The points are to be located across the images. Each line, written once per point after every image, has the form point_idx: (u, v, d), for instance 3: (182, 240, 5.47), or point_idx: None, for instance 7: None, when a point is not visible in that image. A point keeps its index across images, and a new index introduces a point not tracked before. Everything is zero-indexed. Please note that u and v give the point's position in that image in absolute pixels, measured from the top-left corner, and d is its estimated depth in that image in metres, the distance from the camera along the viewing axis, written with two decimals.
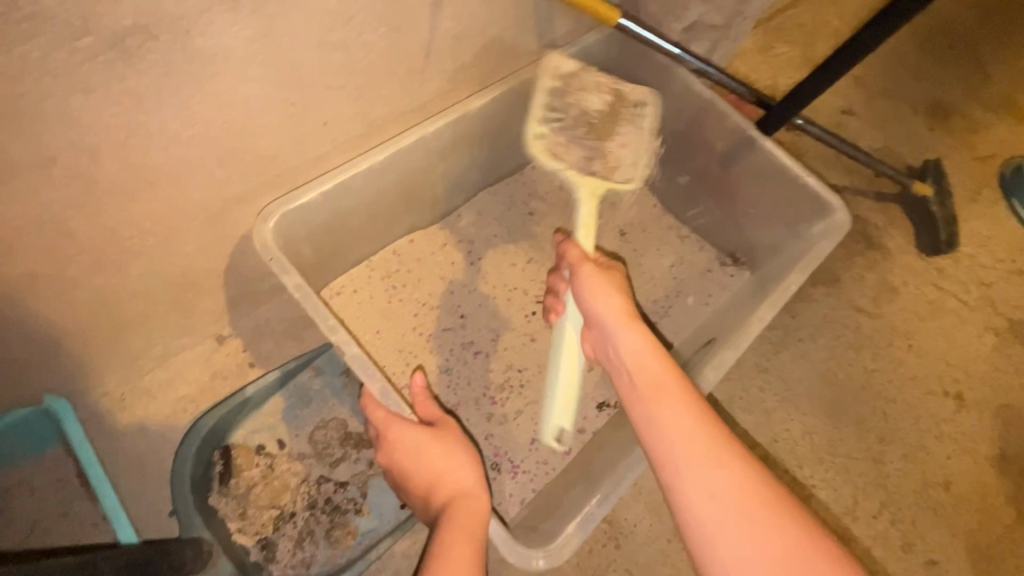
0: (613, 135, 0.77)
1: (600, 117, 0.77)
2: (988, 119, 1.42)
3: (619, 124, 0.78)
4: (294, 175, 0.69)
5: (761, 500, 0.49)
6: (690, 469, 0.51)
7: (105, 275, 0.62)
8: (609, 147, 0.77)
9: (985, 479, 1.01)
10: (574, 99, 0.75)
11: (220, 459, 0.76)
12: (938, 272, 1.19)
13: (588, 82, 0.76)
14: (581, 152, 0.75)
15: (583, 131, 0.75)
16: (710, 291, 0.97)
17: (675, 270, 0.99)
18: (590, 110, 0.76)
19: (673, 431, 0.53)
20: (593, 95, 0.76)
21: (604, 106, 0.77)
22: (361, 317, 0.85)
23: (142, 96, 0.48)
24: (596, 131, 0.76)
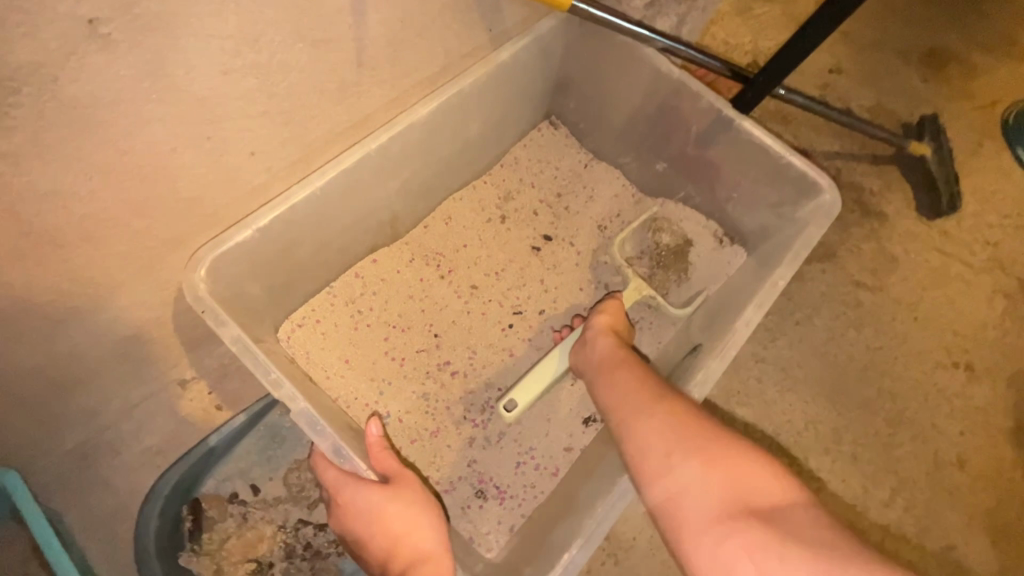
0: (675, 262, 0.90)
1: (670, 253, 0.91)
2: (986, 63, 1.33)
3: (683, 258, 0.90)
4: (229, 211, 0.64)
5: (693, 423, 0.55)
6: (635, 408, 0.59)
7: (31, 342, 0.57)
8: (666, 280, 0.90)
9: (1001, 453, 0.96)
10: (644, 228, 0.93)
11: (189, 514, 0.80)
12: (941, 235, 1.12)
13: (674, 225, 0.92)
14: (640, 270, 0.90)
15: (649, 257, 0.91)
16: (700, 280, 0.89)
17: (662, 260, 0.90)
18: (662, 246, 0.91)
19: (625, 388, 0.62)
20: (665, 235, 0.92)
21: (675, 242, 0.91)
22: (327, 349, 0.80)
23: (19, 156, 0.42)
24: (666, 264, 0.90)
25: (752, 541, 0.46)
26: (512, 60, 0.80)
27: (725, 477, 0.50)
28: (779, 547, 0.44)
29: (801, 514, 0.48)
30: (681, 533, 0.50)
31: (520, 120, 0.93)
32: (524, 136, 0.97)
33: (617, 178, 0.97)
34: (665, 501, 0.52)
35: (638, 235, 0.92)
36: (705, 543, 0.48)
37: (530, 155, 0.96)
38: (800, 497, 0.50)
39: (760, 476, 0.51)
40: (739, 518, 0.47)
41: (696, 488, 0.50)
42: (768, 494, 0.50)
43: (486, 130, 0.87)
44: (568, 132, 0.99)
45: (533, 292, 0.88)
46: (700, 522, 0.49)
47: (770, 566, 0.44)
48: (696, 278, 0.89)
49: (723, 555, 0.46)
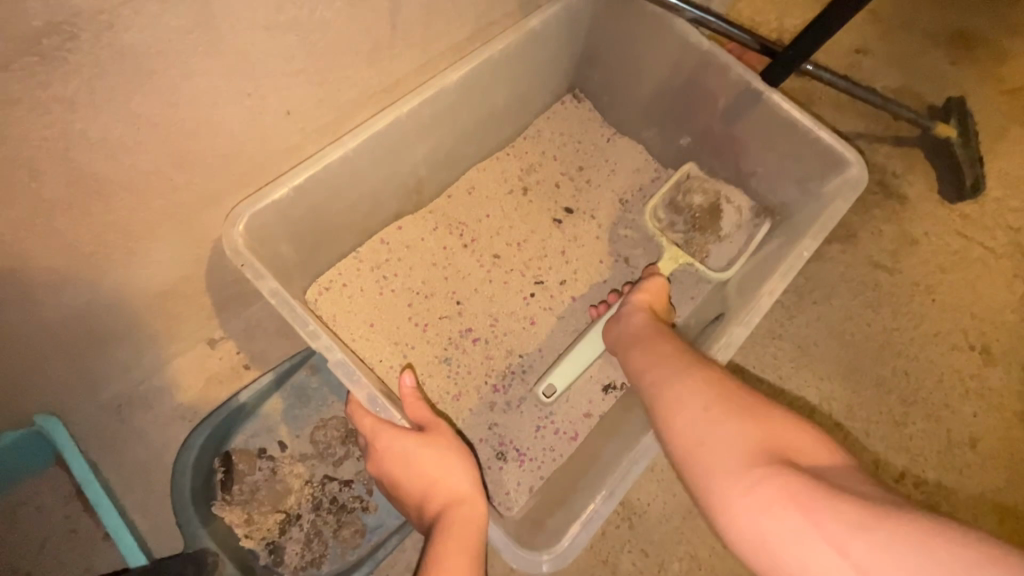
0: (710, 225, 0.90)
1: (705, 214, 0.91)
2: (1018, 46, 1.30)
3: (717, 220, 0.90)
4: (263, 171, 0.65)
5: (731, 386, 0.54)
6: (671, 369, 0.57)
7: (76, 290, 0.59)
8: (704, 242, 0.89)
9: (1014, 434, 0.97)
10: (676, 191, 0.92)
11: (221, 467, 0.75)
12: (963, 219, 1.11)
13: (704, 187, 0.92)
14: (677, 233, 0.90)
15: (684, 221, 0.90)
16: (734, 243, 0.89)
17: (698, 223, 0.90)
18: (696, 209, 0.91)
19: (662, 355, 0.61)
20: (697, 198, 0.91)
21: (707, 205, 0.91)
22: (353, 312, 0.82)
23: (74, 102, 0.44)
24: (701, 226, 0.90)
25: (789, 486, 0.43)
26: (541, 28, 0.80)
27: (765, 435, 0.49)
28: (822, 491, 0.42)
29: (842, 479, 0.46)
30: (715, 482, 0.47)
31: (545, 91, 0.93)
32: (548, 108, 0.97)
33: (640, 152, 0.97)
34: (696, 451, 0.50)
35: (671, 199, 0.91)
36: (738, 488, 0.45)
37: (553, 127, 0.97)
38: (840, 466, 0.48)
39: (799, 437, 0.50)
40: (779, 467, 0.45)
41: (734, 437, 0.49)
42: (809, 457, 0.48)
43: (512, 99, 0.88)
44: (591, 106, 0.99)
45: (554, 263, 0.89)
46: (736, 468, 0.47)
47: (812, 503, 0.41)
48: (731, 241, 0.89)
49: (761, 498, 0.44)
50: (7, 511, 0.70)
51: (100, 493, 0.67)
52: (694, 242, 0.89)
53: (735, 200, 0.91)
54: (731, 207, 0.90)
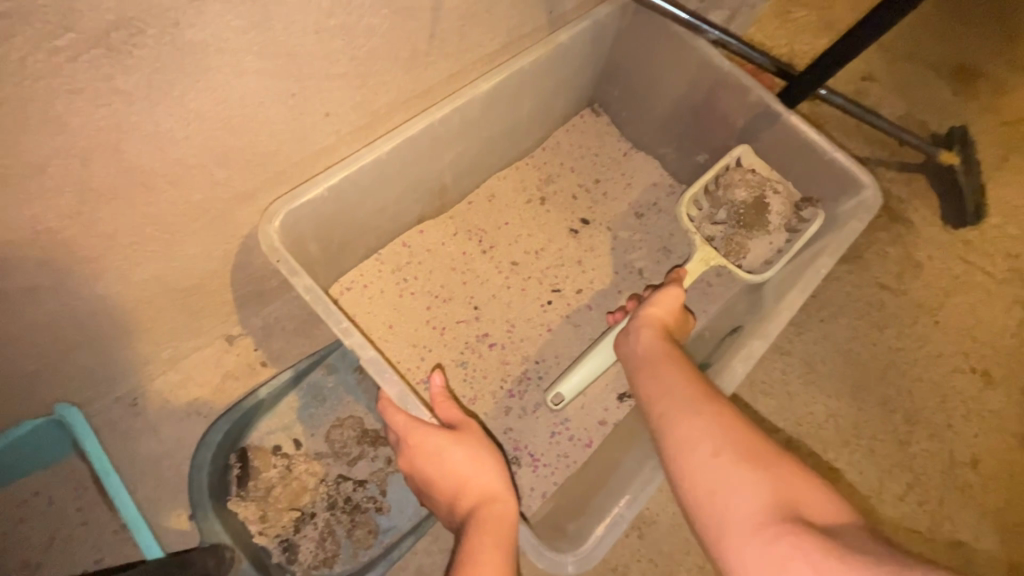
0: (754, 221, 0.85)
1: (750, 209, 0.85)
2: (1017, 80, 1.35)
3: (763, 214, 0.85)
4: (297, 170, 0.66)
5: (742, 430, 0.54)
6: (680, 407, 0.56)
7: (109, 281, 0.60)
8: (747, 241, 0.84)
9: (1014, 457, 0.98)
10: (718, 185, 0.87)
11: (236, 462, 0.75)
12: (965, 244, 1.14)
13: (752, 180, 0.86)
14: (717, 231, 0.86)
15: (726, 217, 0.86)
16: (779, 238, 0.84)
17: (739, 218, 0.86)
18: (741, 204, 0.86)
19: (673, 385, 0.59)
20: (743, 192, 0.86)
21: (752, 198, 0.85)
22: (373, 313, 0.83)
23: (133, 95, 0.45)
24: (744, 222, 0.85)
25: (799, 545, 0.45)
26: (569, 43, 0.82)
27: (774, 486, 0.49)
28: (829, 553, 0.43)
29: (847, 531, 0.47)
30: (725, 538, 0.49)
31: (566, 104, 0.95)
32: (568, 121, 0.99)
33: (656, 168, 1.00)
34: (709, 502, 0.51)
35: (711, 194, 0.87)
36: (749, 545, 0.47)
37: (572, 140, 0.99)
38: (842, 514, 0.49)
39: (808, 486, 0.50)
40: (788, 525, 0.46)
41: (743, 490, 0.50)
42: (815, 504, 0.49)
43: (536, 110, 0.89)
44: (609, 120, 1.01)
45: (570, 272, 0.90)
46: (745, 526, 0.48)
47: (822, 568, 0.42)
48: (776, 237, 0.84)
49: (772, 559, 0.45)
50: (20, 500, 0.71)
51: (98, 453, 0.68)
52: (735, 238, 0.85)
53: (784, 193, 0.85)
54: (779, 200, 0.85)
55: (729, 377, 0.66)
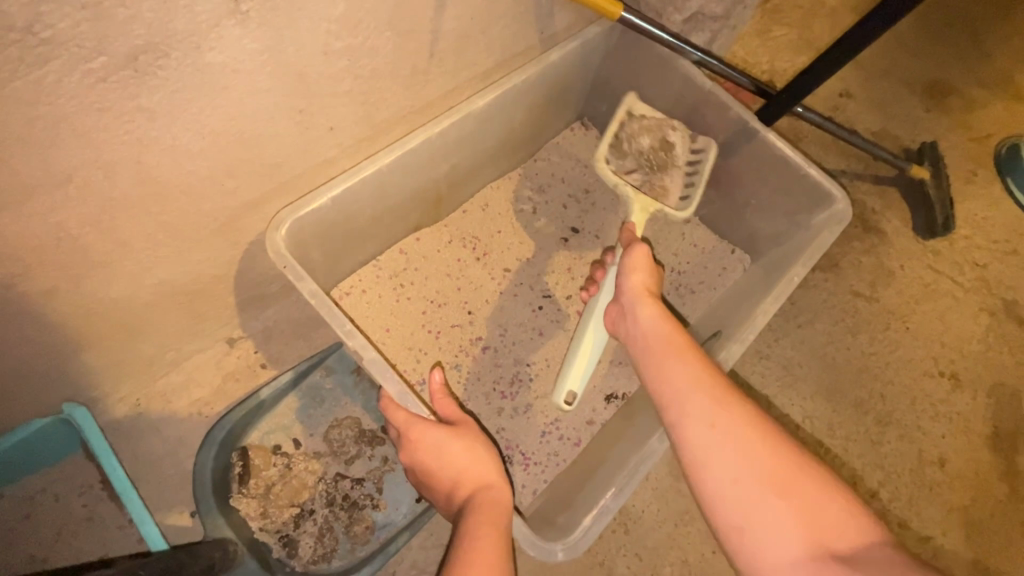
0: (665, 163, 0.86)
1: (658, 153, 0.86)
2: (985, 98, 1.42)
3: (670, 155, 0.86)
4: (302, 181, 0.70)
5: (761, 438, 0.52)
6: (695, 408, 0.55)
7: (121, 286, 0.63)
8: (663, 182, 0.85)
9: (979, 456, 1.04)
10: (626, 136, 0.86)
11: (238, 461, 0.77)
12: (934, 254, 1.20)
13: (651, 126, 0.87)
14: (636, 178, 0.84)
15: (640, 164, 0.85)
16: (692, 174, 0.87)
17: (653, 161, 0.86)
18: (650, 149, 0.86)
19: (684, 382, 0.57)
20: (646, 139, 0.86)
21: (655, 142, 0.86)
22: (371, 317, 0.86)
23: (154, 112, 0.48)
24: (657, 166, 0.86)
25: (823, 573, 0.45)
26: (559, 61, 0.86)
27: (794, 506, 0.48)
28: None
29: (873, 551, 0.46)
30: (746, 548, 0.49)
31: (558, 117, 1.00)
32: (559, 133, 1.04)
33: None
34: (730, 512, 0.50)
35: (623, 145, 0.86)
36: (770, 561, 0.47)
37: (563, 152, 1.03)
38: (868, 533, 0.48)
39: (832, 503, 0.48)
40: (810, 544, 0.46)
41: (763, 509, 0.49)
42: (836, 522, 0.47)
43: (528, 124, 0.94)
44: (599, 134, 1.06)
45: (560, 279, 0.94)
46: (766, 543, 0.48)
47: None
48: (688, 174, 0.87)
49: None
50: (28, 496, 0.73)
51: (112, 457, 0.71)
52: (656, 180, 0.84)
53: (677, 131, 0.88)
54: (676, 139, 0.87)
55: None
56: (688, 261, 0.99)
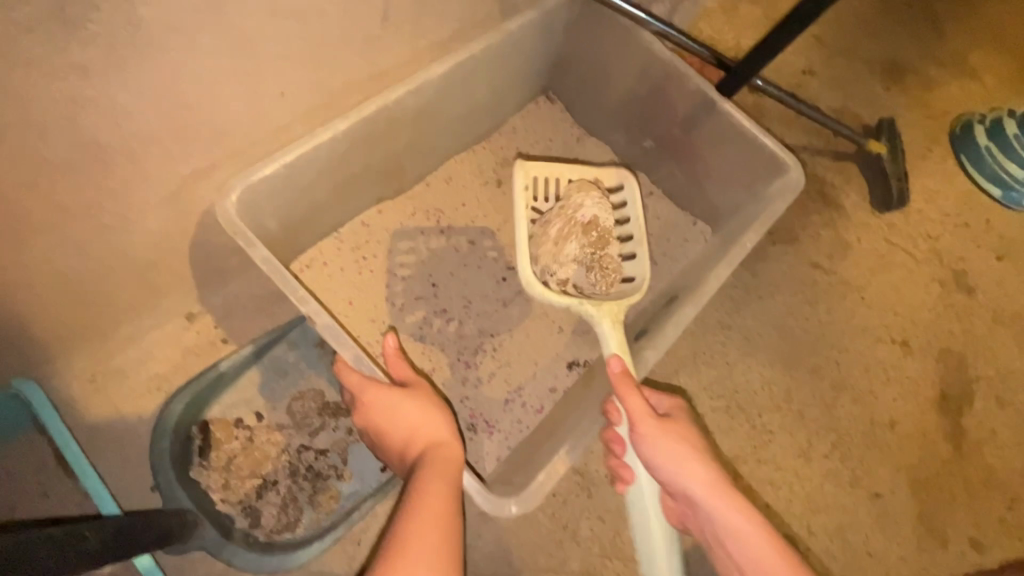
0: (598, 241, 0.78)
1: (588, 235, 0.78)
2: (942, 76, 1.45)
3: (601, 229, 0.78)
4: (254, 148, 0.69)
5: None
6: None
7: (68, 256, 0.62)
8: (608, 254, 0.79)
9: (927, 418, 1.09)
10: (551, 243, 0.76)
11: (198, 434, 0.77)
12: (890, 227, 1.24)
13: (567, 206, 0.78)
14: (580, 275, 0.77)
15: (578, 254, 0.76)
16: (627, 227, 0.83)
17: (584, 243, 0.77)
18: (582, 236, 0.77)
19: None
20: (569, 226, 0.77)
21: (578, 225, 0.77)
22: (333, 289, 0.86)
23: (87, 69, 0.46)
24: (594, 253, 0.78)
25: None
26: (519, 32, 0.86)
27: None
28: None
29: None
30: None
31: (520, 91, 0.99)
32: (523, 107, 1.03)
33: (607, 153, 1.05)
34: None
35: (550, 253, 0.76)
36: None
37: (527, 125, 1.03)
38: None
39: None
40: None
41: None
42: None
43: (490, 97, 0.93)
44: (563, 108, 1.06)
45: None
46: None
47: None
48: (619, 229, 0.82)
49: None
50: None
51: (70, 440, 0.71)
52: (600, 264, 0.78)
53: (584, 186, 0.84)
54: (594, 203, 0.79)
55: (662, 339, 0.73)
56: (651, 233, 1.01)
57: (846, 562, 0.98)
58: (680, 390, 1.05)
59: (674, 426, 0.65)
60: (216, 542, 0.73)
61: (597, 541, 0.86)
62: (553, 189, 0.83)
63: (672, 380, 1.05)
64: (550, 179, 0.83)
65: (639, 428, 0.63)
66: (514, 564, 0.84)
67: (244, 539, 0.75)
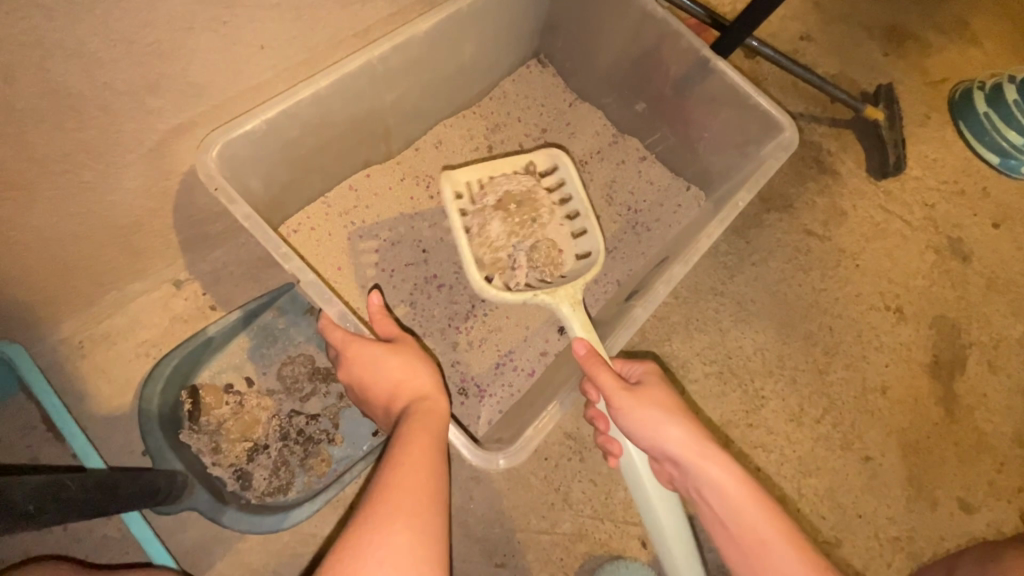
0: (534, 223, 0.79)
1: (519, 222, 0.78)
2: (944, 41, 1.42)
3: (534, 210, 0.79)
4: (234, 104, 0.67)
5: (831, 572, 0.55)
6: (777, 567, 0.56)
7: (46, 214, 0.61)
8: (547, 237, 0.79)
9: (919, 383, 1.09)
10: (485, 244, 0.77)
11: (188, 398, 0.77)
12: (886, 194, 1.22)
13: (486, 200, 0.79)
14: (525, 266, 0.77)
15: (515, 244, 0.77)
16: (563, 206, 0.81)
17: (517, 226, 0.78)
18: (508, 221, 0.78)
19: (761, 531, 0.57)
20: (499, 216, 0.78)
21: (508, 214, 0.78)
22: (321, 255, 0.85)
23: (52, 9, 0.45)
24: (534, 241, 0.78)
25: None
26: None
27: None
28: None
29: None
30: None
31: (509, 53, 0.97)
32: (513, 71, 1.01)
33: (599, 117, 1.02)
34: None
35: (489, 253, 0.77)
36: None
37: (518, 89, 1.01)
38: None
39: None
40: None
41: None
42: None
43: (478, 58, 0.91)
44: (554, 71, 1.03)
45: None
46: None
47: None
48: (557, 210, 0.81)
49: None
50: None
51: (54, 400, 0.70)
52: (546, 249, 0.78)
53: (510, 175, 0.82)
54: (522, 183, 0.80)
55: (652, 297, 0.72)
56: (644, 199, 1.00)
57: (836, 523, 1.00)
58: (673, 356, 1.05)
59: (650, 394, 0.63)
60: (208, 504, 0.73)
61: (589, 503, 0.87)
62: (477, 191, 0.81)
63: (665, 346, 1.05)
64: (475, 179, 0.81)
65: (612, 399, 0.62)
66: (506, 526, 0.84)
67: (236, 501, 0.75)
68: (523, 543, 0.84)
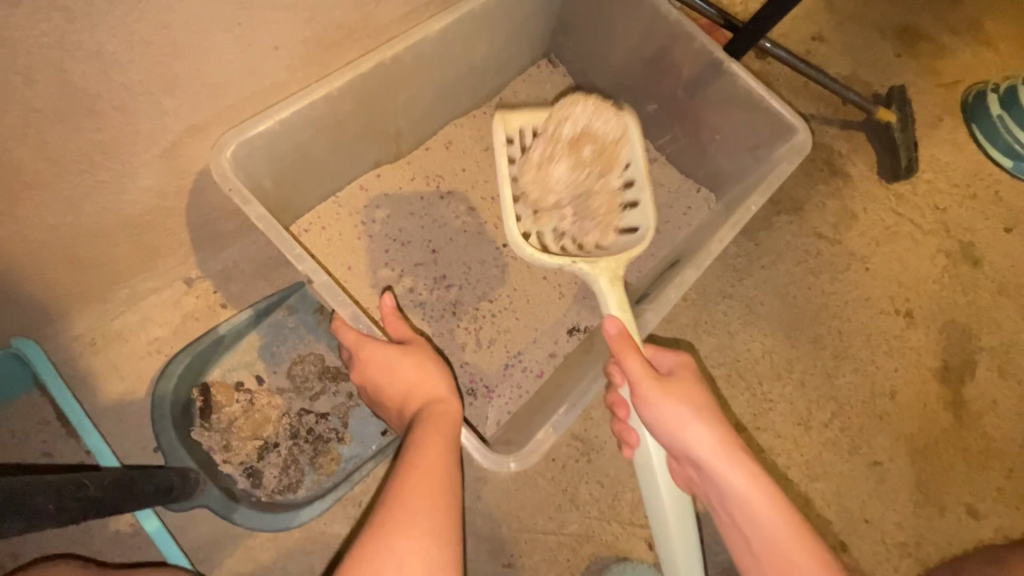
0: (591, 180, 0.75)
1: (583, 172, 0.75)
2: (958, 42, 1.40)
3: (597, 162, 0.75)
4: (248, 105, 0.67)
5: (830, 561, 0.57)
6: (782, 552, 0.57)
7: (62, 212, 0.61)
8: (600, 199, 0.75)
9: (928, 388, 1.08)
10: (538, 182, 0.74)
11: (199, 396, 0.78)
12: (897, 198, 1.21)
13: (549, 136, 0.74)
14: (570, 223, 0.75)
15: (568, 197, 0.75)
16: (628, 162, 0.76)
17: (576, 179, 0.75)
18: (572, 166, 0.74)
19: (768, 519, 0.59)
20: (559, 160, 0.74)
21: (571, 160, 0.74)
22: (331, 254, 0.85)
23: (73, 12, 0.45)
24: (587, 201, 0.75)
25: None
26: None
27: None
28: None
29: None
30: None
31: (521, 53, 0.97)
32: (524, 72, 1.01)
33: None
34: None
35: (541, 195, 0.74)
36: None
37: (529, 89, 1.01)
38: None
39: None
40: None
41: None
42: None
43: (490, 58, 0.90)
44: (565, 71, 1.03)
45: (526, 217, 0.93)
46: None
47: None
48: (622, 166, 0.76)
49: None
50: None
51: (69, 397, 0.71)
52: (597, 211, 0.75)
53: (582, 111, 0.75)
54: (593, 123, 0.75)
55: (663, 301, 0.72)
56: (654, 201, 0.99)
57: (842, 527, 1.00)
58: None
59: (675, 386, 0.63)
60: (220, 502, 0.74)
61: (596, 504, 0.87)
62: (540, 132, 0.76)
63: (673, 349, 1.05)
64: (530, 126, 0.78)
65: (639, 384, 0.62)
66: (512, 526, 0.85)
67: (247, 499, 0.76)
68: (530, 544, 0.84)
